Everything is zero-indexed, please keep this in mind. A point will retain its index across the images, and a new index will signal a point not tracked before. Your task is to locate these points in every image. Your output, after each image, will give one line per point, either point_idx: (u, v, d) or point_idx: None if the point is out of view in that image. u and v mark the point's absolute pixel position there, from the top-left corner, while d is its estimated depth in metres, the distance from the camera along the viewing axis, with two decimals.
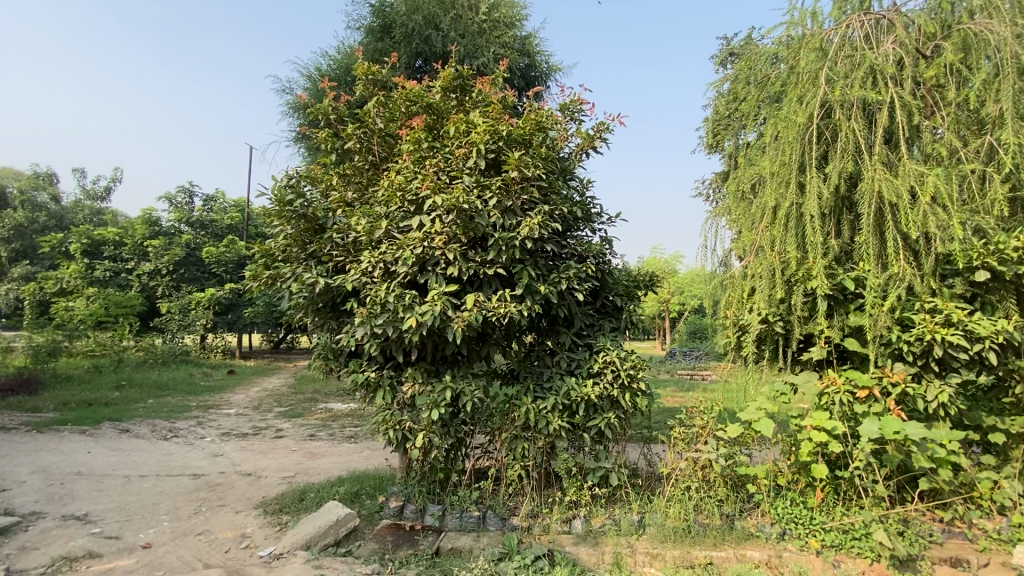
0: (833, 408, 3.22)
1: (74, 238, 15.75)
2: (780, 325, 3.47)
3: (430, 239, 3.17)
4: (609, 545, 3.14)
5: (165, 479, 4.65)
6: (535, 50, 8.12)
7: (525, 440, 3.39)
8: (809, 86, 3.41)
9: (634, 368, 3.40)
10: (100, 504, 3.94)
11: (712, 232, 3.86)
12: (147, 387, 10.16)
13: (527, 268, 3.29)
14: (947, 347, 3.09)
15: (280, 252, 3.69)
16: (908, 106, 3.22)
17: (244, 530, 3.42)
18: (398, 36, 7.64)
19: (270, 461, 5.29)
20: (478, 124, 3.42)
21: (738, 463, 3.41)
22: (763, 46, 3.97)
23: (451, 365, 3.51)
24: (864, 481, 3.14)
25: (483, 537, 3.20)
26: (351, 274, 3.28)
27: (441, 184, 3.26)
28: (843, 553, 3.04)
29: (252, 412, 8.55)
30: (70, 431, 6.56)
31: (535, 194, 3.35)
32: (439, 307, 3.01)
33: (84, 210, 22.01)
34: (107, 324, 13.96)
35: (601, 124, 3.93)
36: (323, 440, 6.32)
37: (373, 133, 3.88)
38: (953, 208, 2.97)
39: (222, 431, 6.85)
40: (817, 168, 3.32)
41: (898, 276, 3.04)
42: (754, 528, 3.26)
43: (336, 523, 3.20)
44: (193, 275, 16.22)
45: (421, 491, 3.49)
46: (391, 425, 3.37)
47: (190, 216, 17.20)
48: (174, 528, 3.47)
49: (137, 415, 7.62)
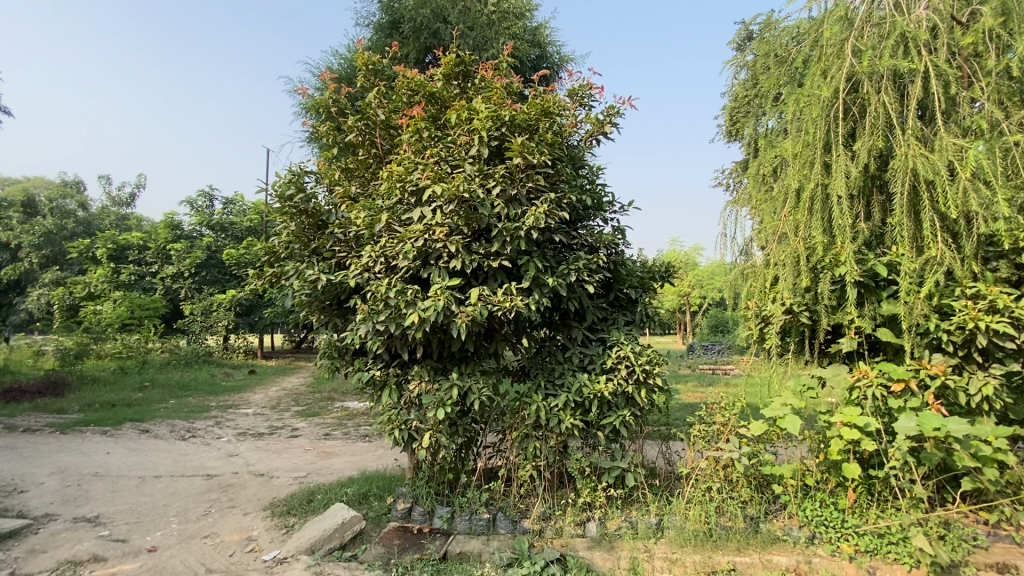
0: (865, 402, 3.04)
1: (100, 243, 16.04)
2: (805, 315, 3.29)
3: (431, 231, 3.04)
4: (625, 549, 3.00)
5: (179, 479, 4.65)
6: (546, 41, 7.98)
7: (536, 439, 3.25)
8: (834, 59, 3.21)
9: (649, 363, 3.24)
10: (112, 506, 3.95)
11: (732, 220, 3.67)
12: (170, 388, 10.33)
13: (533, 260, 3.15)
14: (992, 336, 2.85)
15: (283, 248, 3.62)
16: (946, 75, 2.95)
17: (251, 533, 3.36)
18: (407, 31, 7.50)
19: (284, 461, 5.26)
20: (480, 110, 3.27)
21: (763, 462, 3.23)
22: (783, 22, 3.75)
23: (458, 362, 3.39)
24: (901, 481, 2.92)
25: (493, 541, 3.10)
26: (352, 269, 3.19)
27: (442, 173, 3.12)
28: (879, 559, 2.81)
29: (269, 411, 8.62)
30: (92, 432, 6.66)
31: (541, 181, 3.19)
32: (443, 302, 2.88)
33: (109, 216, 22.64)
34: (132, 326, 14.26)
35: (612, 107, 3.76)
36: (338, 440, 6.28)
37: (375, 125, 3.80)
38: (998, 184, 2.69)
39: (239, 431, 6.89)
40: (844, 146, 3.11)
41: (937, 259, 2.80)
42: (781, 531, 3.07)
43: (342, 526, 3.12)
44: (215, 277, 16.59)
45: (429, 492, 3.37)
46: (397, 425, 3.27)
47: (210, 219, 17.32)
48: (181, 530, 3.43)
49: (156, 416, 7.66)
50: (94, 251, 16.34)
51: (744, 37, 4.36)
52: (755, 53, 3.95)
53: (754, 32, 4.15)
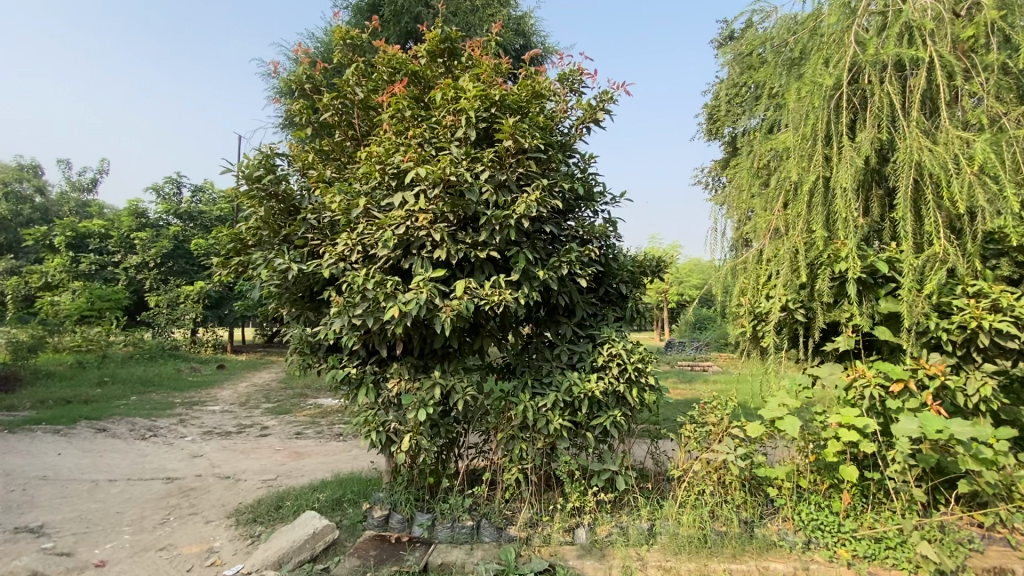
0: (863, 403, 2.94)
1: (58, 231, 15.20)
2: (802, 313, 3.18)
3: (414, 218, 2.83)
4: (617, 557, 2.84)
5: (136, 483, 4.32)
6: (531, 31, 7.82)
7: (523, 440, 3.08)
8: (835, 48, 3.10)
9: (642, 362, 3.09)
10: (59, 514, 3.63)
11: (716, 215, 3.60)
12: (132, 383, 9.83)
13: (523, 251, 2.95)
14: (993, 336, 2.78)
15: (250, 235, 3.35)
16: (951, 66, 2.86)
17: (213, 544, 3.10)
18: (387, 15, 7.18)
19: (252, 462, 4.96)
20: (468, 89, 3.05)
21: (757, 464, 3.11)
22: (768, 23, 3.66)
23: (441, 359, 3.19)
24: (897, 483, 2.85)
25: (477, 550, 2.90)
26: (326, 259, 2.94)
27: (426, 155, 2.91)
28: (877, 564, 2.74)
29: (238, 408, 8.24)
30: (44, 431, 6.23)
31: (532, 167, 3.00)
32: (426, 294, 2.67)
33: (70, 202, 21.65)
34: (92, 318, 13.56)
35: (605, 93, 3.58)
36: (310, 439, 6.00)
37: (353, 104, 3.55)
38: (1006, 178, 2.61)
39: (205, 430, 6.53)
40: (847, 138, 3.00)
41: (941, 256, 2.71)
42: (776, 535, 2.97)
43: (313, 536, 2.89)
44: (182, 268, 15.89)
45: (408, 498, 3.17)
46: (374, 426, 3.05)
47: (178, 208, 16.37)
48: (135, 542, 3.16)
49: (116, 414, 7.24)
50: (52, 238, 15.48)
51: (726, 37, 4.24)
52: (734, 53, 3.84)
53: (734, 31, 4.03)
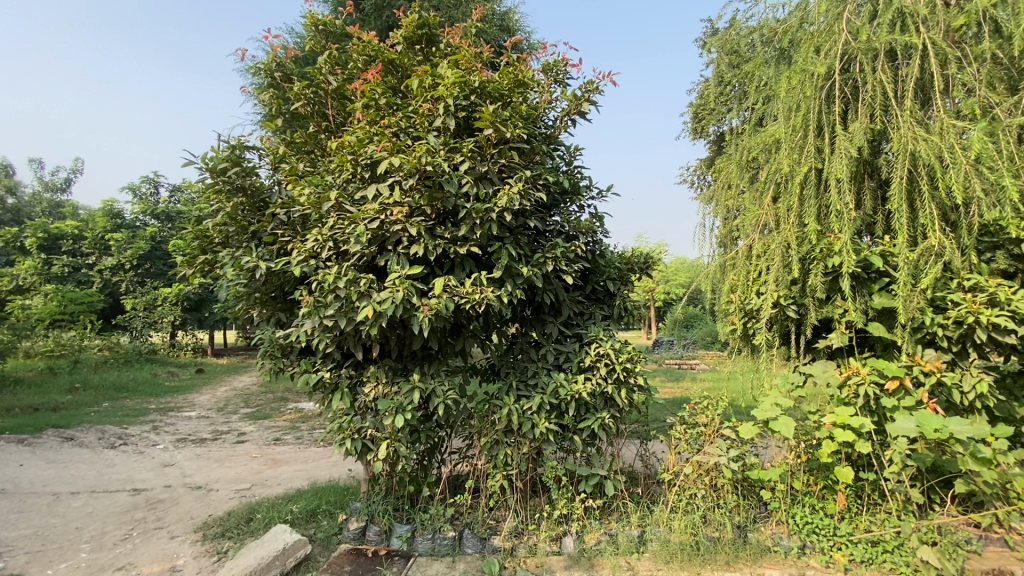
0: (858, 401, 2.84)
1: (28, 232, 14.67)
2: (793, 309, 3.08)
3: (389, 211, 2.68)
4: (606, 567, 2.72)
5: (99, 496, 4.08)
6: (515, 27, 7.71)
7: (507, 446, 2.93)
8: (827, 36, 3.00)
9: (630, 361, 2.96)
10: (14, 531, 3.39)
11: (701, 212, 3.51)
12: (105, 389, 9.48)
13: (506, 247, 2.81)
14: (991, 331, 2.72)
15: (216, 233, 3.15)
16: (944, 54, 2.76)
17: (176, 562, 2.90)
18: (367, 9, 6.99)
19: (226, 471, 4.75)
20: (446, 76, 2.91)
21: (749, 466, 3.01)
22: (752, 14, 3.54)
23: (421, 361, 3.04)
24: (893, 484, 2.77)
25: (459, 563, 2.76)
26: (294, 256, 2.76)
27: (400, 145, 2.77)
28: (874, 569, 2.65)
29: (215, 413, 7.98)
30: (6, 440, 5.93)
31: (515, 158, 2.87)
32: (402, 293, 2.52)
33: (43, 202, 21.04)
34: (64, 322, 13.11)
35: (590, 84, 3.45)
36: (290, 445, 5.79)
37: (326, 93, 3.41)
38: (1003, 168, 2.53)
39: (178, 437, 6.27)
40: (839, 127, 2.89)
41: (936, 250, 2.61)
42: (770, 540, 2.86)
43: (284, 552, 2.71)
44: (159, 270, 15.47)
45: (386, 508, 3.01)
46: (350, 434, 2.88)
47: (155, 209, 15.98)
48: (93, 561, 2.95)
49: (86, 421, 6.95)
50: (23, 239, 14.96)
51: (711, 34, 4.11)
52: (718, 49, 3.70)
53: (717, 28, 3.90)
